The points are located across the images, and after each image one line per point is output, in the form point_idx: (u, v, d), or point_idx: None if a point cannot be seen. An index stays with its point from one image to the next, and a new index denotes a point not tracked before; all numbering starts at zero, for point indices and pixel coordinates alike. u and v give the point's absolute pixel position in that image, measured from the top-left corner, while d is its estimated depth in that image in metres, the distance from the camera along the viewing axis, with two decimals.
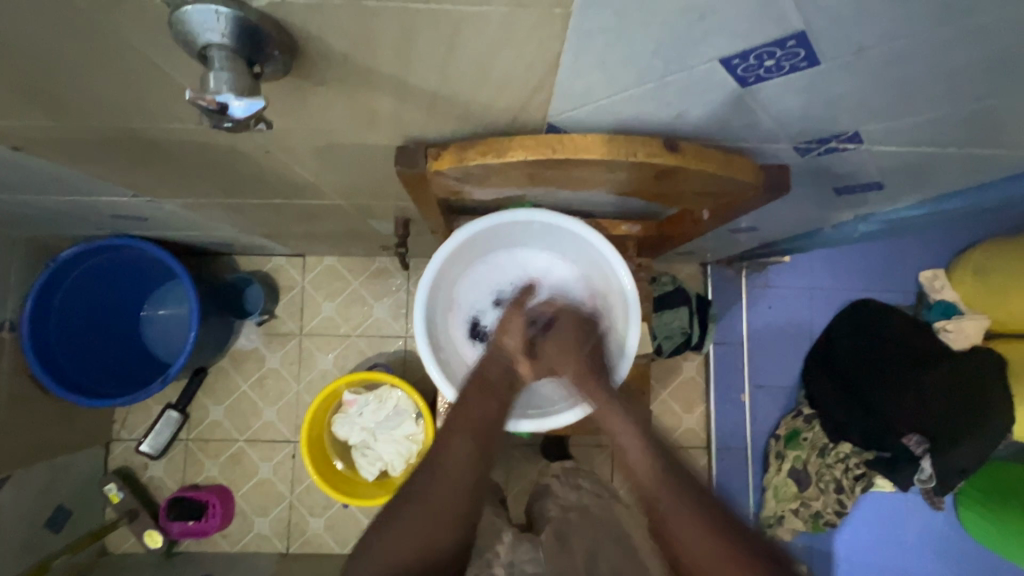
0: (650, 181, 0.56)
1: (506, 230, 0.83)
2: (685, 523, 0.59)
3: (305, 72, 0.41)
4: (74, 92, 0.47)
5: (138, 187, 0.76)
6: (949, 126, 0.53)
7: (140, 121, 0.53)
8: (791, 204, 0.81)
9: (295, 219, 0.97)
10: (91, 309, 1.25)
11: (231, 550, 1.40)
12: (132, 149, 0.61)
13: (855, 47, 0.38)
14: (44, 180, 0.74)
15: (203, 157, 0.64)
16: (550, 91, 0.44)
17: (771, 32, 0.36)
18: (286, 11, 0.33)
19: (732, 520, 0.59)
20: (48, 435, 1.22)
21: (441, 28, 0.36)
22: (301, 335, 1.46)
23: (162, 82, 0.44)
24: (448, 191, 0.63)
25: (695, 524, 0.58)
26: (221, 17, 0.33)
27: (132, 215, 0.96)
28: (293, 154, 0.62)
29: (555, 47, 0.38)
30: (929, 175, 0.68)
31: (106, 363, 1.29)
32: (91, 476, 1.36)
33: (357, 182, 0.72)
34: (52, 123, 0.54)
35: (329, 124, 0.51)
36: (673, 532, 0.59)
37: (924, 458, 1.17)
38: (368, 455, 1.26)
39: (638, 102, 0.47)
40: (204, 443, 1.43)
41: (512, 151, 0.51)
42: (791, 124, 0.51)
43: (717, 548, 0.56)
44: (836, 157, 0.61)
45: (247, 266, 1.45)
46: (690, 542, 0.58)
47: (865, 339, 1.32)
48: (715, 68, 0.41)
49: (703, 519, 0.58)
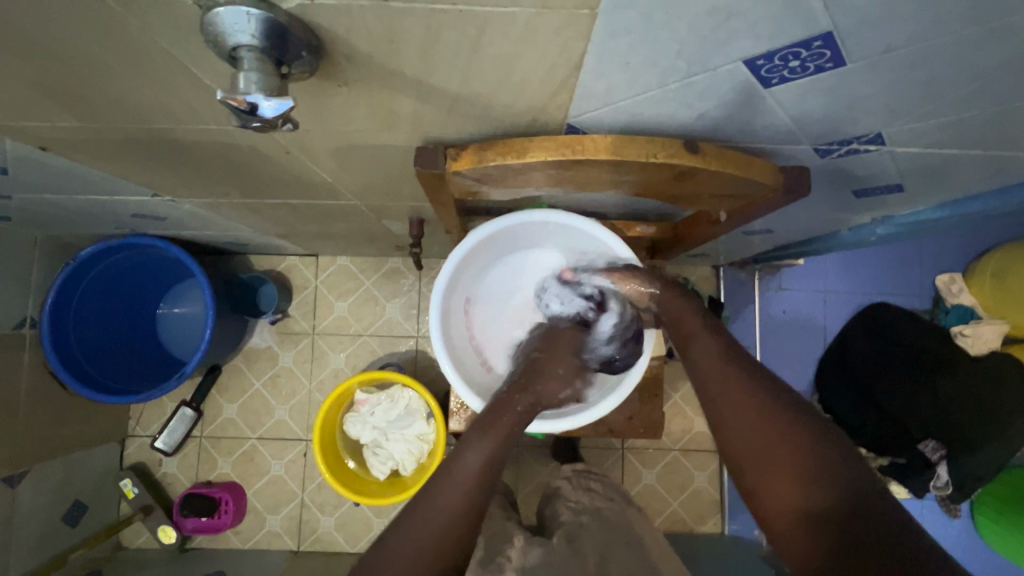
0: (668, 182, 0.56)
1: (524, 231, 0.83)
2: (743, 411, 0.60)
3: (330, 72, 0.41)
4: (104, 94, 0.48)
5: (160, 187, 0.77)
6: (974, 128, 0.52)
7: (164, 121, 0.53)
8: (809, 206, 0.81)
9: (311, 219, 0.98)
10: (108, 306, 1.27)
11: (242, 547, 1.41)
12: (155, 149, 0.62)
13: (883, 47, 0.38)
14: (68, 180, 0.75)
15: (224, 158, 0.65)
16: (572, 92, 0.45)
17: (797, 33, 0.36)
18: (316, 13, 0.34)
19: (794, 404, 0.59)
20: (66, 430, 1.24)
21: (466, 29, 0.36)
22: (314, 334, 1.47)
23: (188, 83, 0.45)
24: (465, 192, 0.63)
25: (751, 413, 0.59)
26: (252, 19, 0.33)
27: (151, 215, 0.98)
28: (312, 155, 0.62)
29: (580, 48, 0.38)
30: (950, 178, 0.67)
31: (124, 360, 1.30)
32: (107, 471, 1.38)
33: (374, 182, 0.73)
34: (80, 124, 0.55)
35: (349, 124, 0.52)
36: (733, 426, 0.60)
37: (941, 464, 1.15)
38: (379, 454, 1.27)
39: (660, 103, 0.46)
40: (218, 440, 1.45)
41: (532, 152, 0.51)
42: (813, 125, 0.51)
43: (779, 433, 0.57)
44: (857, 159, 0.60)
45: (261, 265, 1.47)
46: (749, 438, 0.58)
47: (882, 341, 1.30)
48: (740, 69, 0.41)
49: (764, 406, 0.59)
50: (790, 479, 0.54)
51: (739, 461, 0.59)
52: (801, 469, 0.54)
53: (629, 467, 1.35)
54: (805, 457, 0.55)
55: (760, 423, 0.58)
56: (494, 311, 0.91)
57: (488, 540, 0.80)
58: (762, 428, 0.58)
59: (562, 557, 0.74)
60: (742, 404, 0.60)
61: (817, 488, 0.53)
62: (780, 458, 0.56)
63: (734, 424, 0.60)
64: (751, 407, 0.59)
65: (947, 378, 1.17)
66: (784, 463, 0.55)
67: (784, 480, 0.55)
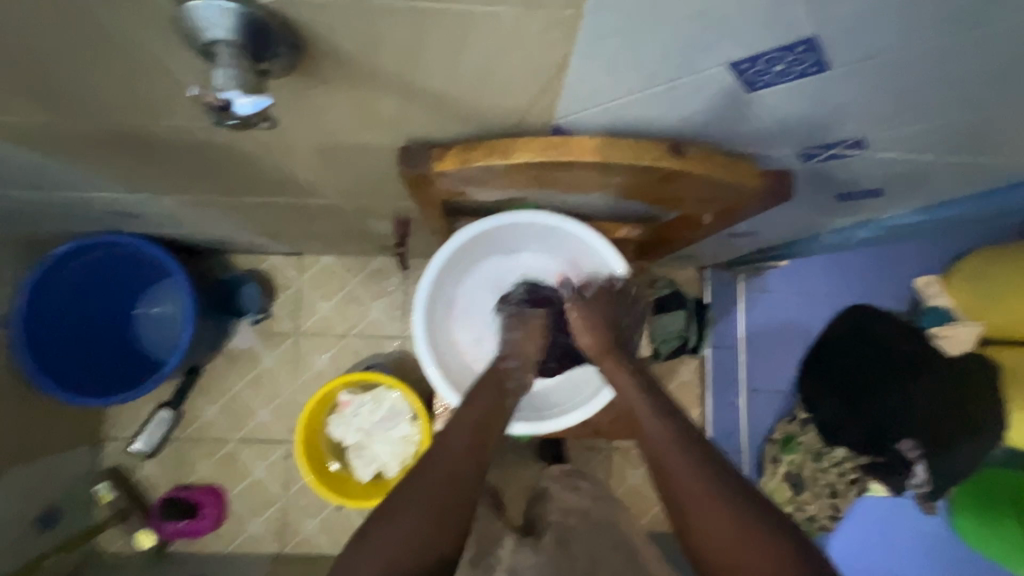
0: (653, 184, 0.56)
1: (511, 230, 0.83)
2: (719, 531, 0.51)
3: (311, 70, 0.41)
4: (74, 89, 0.46)
5: (135, 185, 0.75)
6: (953, 134, 0.53)
7: (138, 118, 0.52)
8: (792, 208, 0.81)
9: (294, 218, 0.97)
10: (83, 307, 1.24)
11: (223, 552, 1.38)
12: (129, 146, 0.60)
13: (865, 53, 0.38)
14: (40, 177, 0.73)
15: (203, 156, 0.63)
16: (557, 93, 0.44)
17: (782, 36, 0.36)
18: (295, 9, 0.33)
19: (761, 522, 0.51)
20: (39, 433, 1.21)
21: (450, 29, 0.35)
22: (297, 335, 1.45)
23: (162, 79, 0.44)
24: (450, 193, 0.62)
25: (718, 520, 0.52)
26: (225, 12, 0.32)
27: (126, 212, 0.95)
28: (294, 153, 0.61)
29: (565, 48, 0.37)
30: (931, 182, 0.68)
31: (99, 361, 1.27)
32: (81, 475, 1.34)
33: (357, 182, 0.72)
34: (48, 119, 0.53)
35: (332, 123, 0.51)
36: (693, 512, 0.53)
37: (920, 464, 1.18)
38: (363, 456, 1.25)
39: (645, 105, 0.46)
40: (198, 443, 1.42)
41: (517, 153, 0.51)
42: (796, 130, 0.51)
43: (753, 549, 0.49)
44: (840, 163, 0.60)
45: (243, 265, 1.44)
46: (711, 530, 0.52)
47: (868, 345, 1.31)
48: (725, 72, 0.41)
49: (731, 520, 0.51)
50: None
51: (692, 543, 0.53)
52: None
53: (615, 468, 1.36)
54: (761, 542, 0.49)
55: (716, 509, 0.52)
56: (480, 312, 0.90)
57: (478, 540, 0.78)
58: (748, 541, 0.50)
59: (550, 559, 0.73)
60: (694, 471, 0.55)
61: None
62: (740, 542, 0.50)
63: (684, 501, 0.54)
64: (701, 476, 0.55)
65: (922, 380, 1.19)
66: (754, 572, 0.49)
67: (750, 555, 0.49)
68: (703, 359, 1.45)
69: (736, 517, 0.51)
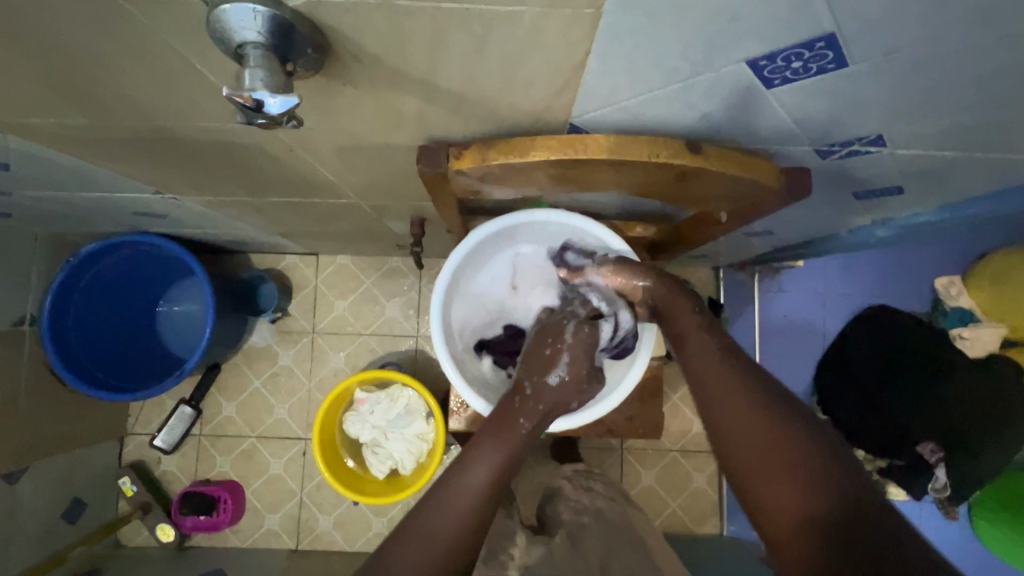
0: (670, 182, 0.56)
1: (527, 229, 0.83)
2: (753, 429, 0.56)
3: (335, 71, 0.42)
4: (107, 91, 0.48)
5: (161, 185, 0.77)
6: (976, 131, 0.52)
7: (167, 119, 0.54)
8: (809, 207, 0.80)
9: (313, 217, 0.98)
10: (107, 305, 1.27)
11: (241, 546, 1.41)
12: (157, 147, 0.62)
13: (886, 48, 0.38)
14: (72, 177, 0.75)
15: (228, 157, 0.65)
16: (576, 91, 0.45)
17: (799, 33, 0.36)
18: (323, 12, 0.34)
19: (797, 416, 0.56)
20: (66, 427, 1.24)
21: (471, 30, 0.36)
22: (314, 334, 1.47)
23: (192, 81, 0.45)
24: (467, 191, 0.63)
25: (752, 421, 0.57)
26: (259, 15, 0.33)
27: (151, 212, 0.98)
28: (315, 153, 0.62)
29: (583, 47, 0.38)
30: (951, 180, 0.67)
31: (122, 359, 1.30)
32: (105, 469, 1.37)
33: (375, 182, 0.73)
34: (81, 121, 0.55)
35: (353, 123, 0.52)
36: (731, 434, 0.58)
37: (940, 467, 1.18)
38: (379, 453, 1.27)
39: (662, 103, 0.47)
40: (217, 439, 1.45)
41: (535, 151, 0.52)
42: (814, 127, 0.51)
43: (782, 445, 0.54)
44: (858, 161, 0.60)
45: (261, 264, 1.47)
46: (750, 444, 0.56)
47: (884, 346, 1.30)
48: (742, 70, 0.41)
49: (763, 416, 0.57)
50: (794, 482, 0.52)
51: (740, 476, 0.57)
52: (806, 477, 0.52)
53: (628, 468, 1.37)
54: (791, 442, 0.54)
55: (761, 433, 0.56)
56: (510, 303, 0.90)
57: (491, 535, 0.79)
58: (776, 438, 0.55)
59: (562, 555, 0.74)
60: (742, 407, 0.58)
61: (823, 493, 0.50)
62: (775, 456, 0.54)
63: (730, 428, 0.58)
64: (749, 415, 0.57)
65: (945, 385, 1.21)
66: (785, 473, 0.53)
67: (786, 482, 0.52)
68: None
69: (777, 426, 0.56)
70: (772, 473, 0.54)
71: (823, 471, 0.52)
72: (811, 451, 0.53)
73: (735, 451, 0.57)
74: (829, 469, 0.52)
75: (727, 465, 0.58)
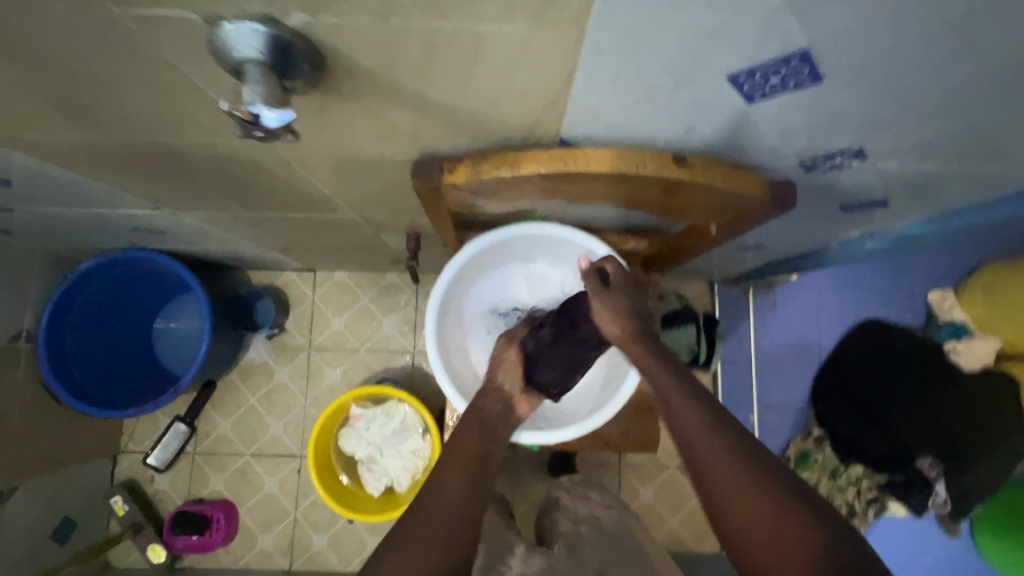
0: (659, 194, 0.58)
1: (521, 242, 0.85)
2: (749, 507, 0.57)
3: (332, 87, 0.43)
4: (110, 108, 0.49)
5: (159, 200, 0.79)
6: (950, 143, 0.54)
7: (167, 135, 0.55)
8: (795, 220, 0.82)
9: (311, 233, 0.99)
10: (105, 321, 1.28)
11: (233, 567, 1.39)
12: (156, 162, 0.63)
13: (857, 63, 0.40)
14: (73, 193, 0.76)
15: (226, 172, 0.66)
16: (564, 107, 0.46)
17: (773, 50, 0.38)
18: (321, 31, 0.36)
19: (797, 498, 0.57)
20: (59, 445, 1.23)
21: (461, 48, 0.38)
22: (310, 350, 1.47)
23: (192, 98, 0.47)
24: (462, 205, 0.64)
25: (762, 507, 0.57)
26: (256, 33, 0.35)
27: (148, 227, 0.99)
28: (312, 168, 0.64)
29: (570, 63, 0.40)
30: (933, 193, 0.69)
31: (117, 374, 1.30)
32: (96, 488, 1.36)
33: (371, 196, 0.74)
34: (83, 137, 0.56)
35: (351, 139, 0.54)
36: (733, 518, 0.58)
37: (939, 481, 1.23)
38: (374, 470, 1.26)
39: (648, 117, 0.48)
40: (211, 456, 1.44)
41: (526, 164, 0.53)
42: (796, 141, 0.53)
43: (788, 528, 0.55)
44: (842, 173, 0.62)
45: (258, 281, 1.48)
46: (754, 531, 0.56)
47: (879, 361, 1.35)
48: (723, 85, 0.42)
49: (772, 505, 0.57)
50: (793, 553, 0.54)
51: (746, 554, 0.57)
52: (805, 544, 0.54)
53: (626, 484, 1.37)
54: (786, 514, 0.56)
55: (760, 520, 0.56)
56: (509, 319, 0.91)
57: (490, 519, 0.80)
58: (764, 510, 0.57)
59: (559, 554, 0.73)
60: (745, 495, 0.58)
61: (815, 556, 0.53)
62: (776, 540, 0.55)
63: (724, 492, 0.59)
64: (751, 490, 0.58)
65: (948, 395, 1.25)
66: (786, 545, 0.54)
67: (795, 560, 0.54)
68: (716, 374, 1.47)
69: (776, 499, 0.57)
70: (779, 554, 0.55)
71: (819, 543, 0.53)
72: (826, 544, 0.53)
73: (753, 548, 0.56)
74: (825, 539, 0.54)
75: (729, 530, 0.59)
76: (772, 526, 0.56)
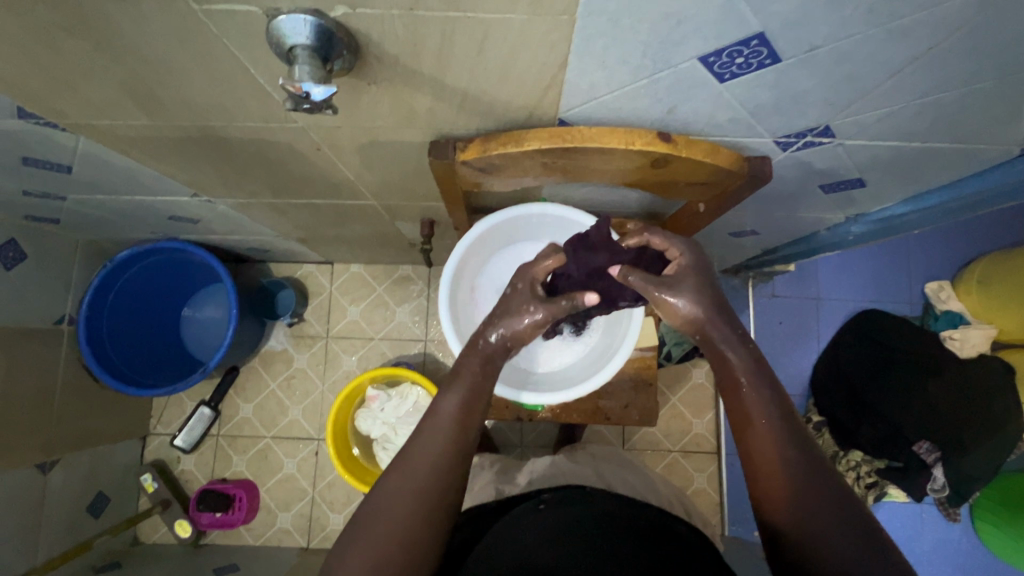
0: (648, 168, 0.64)
1: (526, 221, 0.92)
2: (774, 456, 0.59)
3: (362, 72, 0.51)
4: (171, 95, 0.57)
5: (200, 186, 0.87)
6: (909, 120, 0.60)
7: (217, 120, 0.63)
8: (782, 202, 0.88)
9: (332, 221, 1.07)
10: (139, 307, 1.36)
11: (254, 543, 1.46)
12: (203, 147, 0.71)
13: (809, 44, 0.46)
14: (124, 180, 0.85)
15: (263, 156, 0.74)
16: (560, 88, 0.53)
17: (734, 33, 0.45)
18: (357, 21, 0.43)
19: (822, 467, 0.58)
20: (94, 423, 1.32)
21: (471, 36, 0.45)
22: (328, 338, 1.55)
23: (242, 84, 0.54)
24: (472, 184, 0.71)
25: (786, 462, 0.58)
26: (306, 24, 0.43)
27: (185, 216, 1.08)
28: (340, 152, 0.71)
29: (563, 49, 0.47)
30: (905, 172, 0.75)
31: (148, 357, 1.39)
32: (128, 466, 1.44)
33: (391, 181, 0.82)
34: (144, 123, 0.64)
35: (375, 122, 0.61)
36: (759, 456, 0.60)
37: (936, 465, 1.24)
38: (388, 448, 1.32)
39: (634, 97, 0.55)
40: (234, 438, 1.51)
41: (529, 140, 0.60)
42: (768, 118, 0.59)
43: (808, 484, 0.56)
44: (816, 151, 0.68)
45: (279, 273, 1.56)
46: (770, 477, 0.58)
47: (875, 350, 1.37)
48: (696, 65, 0.49)
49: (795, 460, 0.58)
50: (798, 506, 0.55)
51: (760, 494, 0.59)
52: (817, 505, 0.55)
53: None
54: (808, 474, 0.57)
55: (784, 468, 0.58)
56: None
57: (497, 477, 0.86)
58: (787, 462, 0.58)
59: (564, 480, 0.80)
60: (773, 445, 0.59)
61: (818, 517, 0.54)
62: (794, 493, 0.56)
63: (755, 437, 0.61)
64: (784, 447, 0.59)
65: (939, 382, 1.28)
66: (801, 498, 0.56)
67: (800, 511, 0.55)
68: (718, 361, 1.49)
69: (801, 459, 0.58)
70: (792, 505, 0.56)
71: (828, 507, 0.54)
72: (837, 512, 0.54)
73: (765, 489, 0.59)
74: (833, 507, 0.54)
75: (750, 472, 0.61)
76: (795, 485, 0.57)
